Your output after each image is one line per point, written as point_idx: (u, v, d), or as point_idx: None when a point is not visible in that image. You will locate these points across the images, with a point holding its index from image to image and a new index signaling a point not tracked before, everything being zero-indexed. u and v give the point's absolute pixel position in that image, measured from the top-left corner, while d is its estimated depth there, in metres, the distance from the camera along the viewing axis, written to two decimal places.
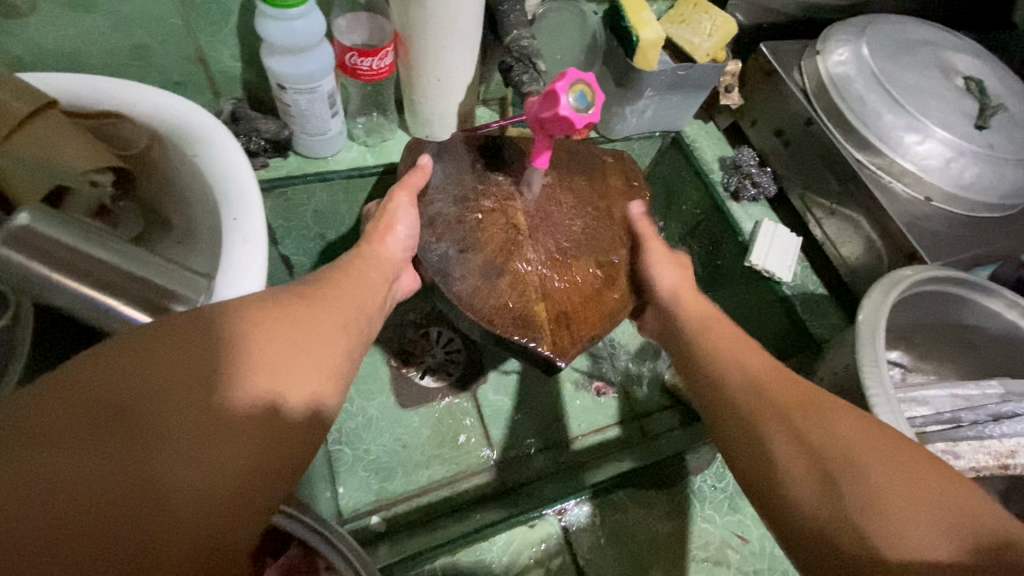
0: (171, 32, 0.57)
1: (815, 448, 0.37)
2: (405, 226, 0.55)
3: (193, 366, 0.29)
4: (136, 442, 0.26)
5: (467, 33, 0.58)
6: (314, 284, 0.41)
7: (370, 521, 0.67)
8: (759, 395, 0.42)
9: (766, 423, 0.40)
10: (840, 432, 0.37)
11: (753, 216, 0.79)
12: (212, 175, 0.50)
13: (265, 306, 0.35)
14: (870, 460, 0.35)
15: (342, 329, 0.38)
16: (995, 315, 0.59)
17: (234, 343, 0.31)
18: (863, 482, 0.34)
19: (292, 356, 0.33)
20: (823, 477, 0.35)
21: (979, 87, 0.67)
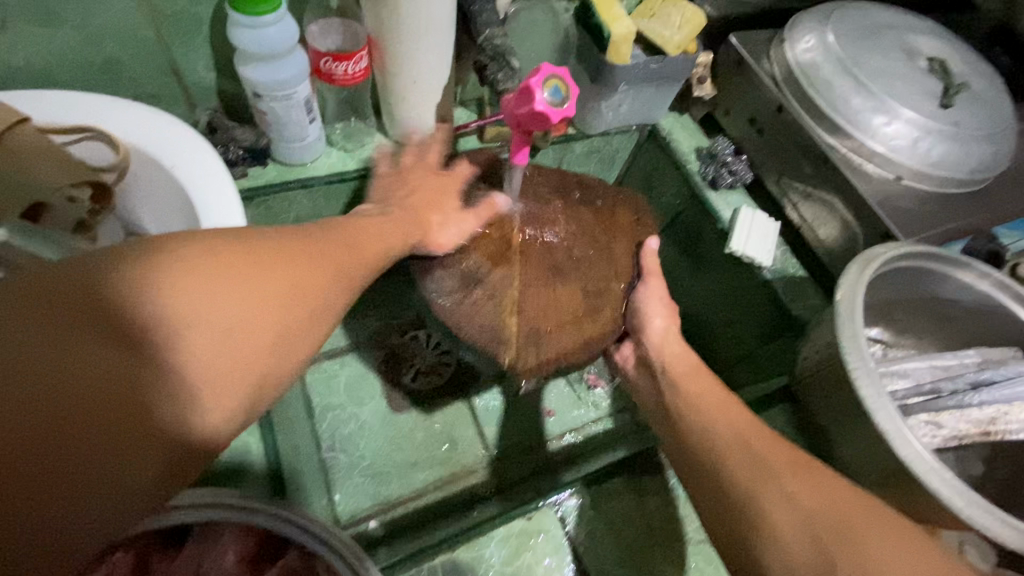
0: (143, 45, 0.57)
1: (801, 506, 0.40)
2: (453, 220, 0.61)
3: (197, 328, 0.30)
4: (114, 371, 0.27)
5: (439, 32, 0.58)
6: (298, 232, 0.39)
7: (366, 526, 0.66)
8: (745, 446, 0.47)
9: (762, 472, 0.44)
10: (821, 490, 0.41)
11: (732, 204, 0.79)
12: (189, 186, 0.50)
13: (239, 254, 0.33)
14: (851, 512, 0.39)
15: (321, 290, 0.37)
16: (969, 286, 0.61)
17: (194, 278, 0.31)
18: (848, 531, 0.37)
19: (264, 308, 0.33)
20: (811, 537, 0.38)
21: (942, 67, 0.69)
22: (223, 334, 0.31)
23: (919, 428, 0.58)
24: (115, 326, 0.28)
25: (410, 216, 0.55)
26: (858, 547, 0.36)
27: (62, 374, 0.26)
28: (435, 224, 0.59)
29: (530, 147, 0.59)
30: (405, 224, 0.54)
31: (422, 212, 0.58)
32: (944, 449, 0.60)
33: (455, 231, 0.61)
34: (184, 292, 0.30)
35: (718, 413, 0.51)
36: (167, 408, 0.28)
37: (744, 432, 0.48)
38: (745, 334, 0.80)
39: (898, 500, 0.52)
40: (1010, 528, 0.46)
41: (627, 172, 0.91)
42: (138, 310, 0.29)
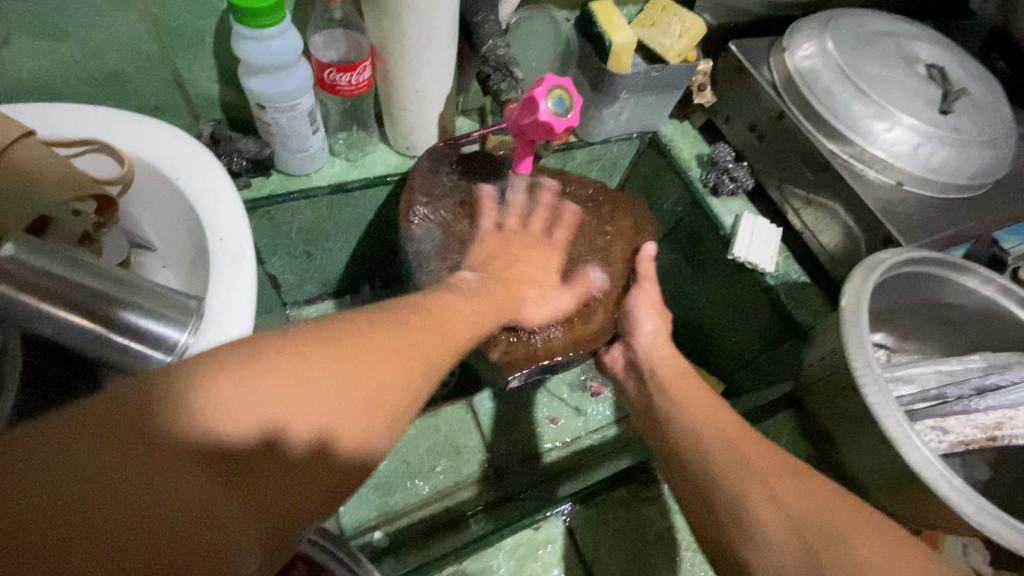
0: (147, 57, 0.57)
1: (794, 513, 0.40)
2: (555, 299, 0.61)
3: (257, 411, 0.30)
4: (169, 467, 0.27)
5: (442, 43, 0.59)
6: (381, 325, 0.38)
7: (372, 537, 0.66)
8: (729, 444, 0.47)
9: (756, 479, 0.43)
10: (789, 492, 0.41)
11: (734, 211, 0.79)
12: (194, 198, 0.50)
13: (306, 345, 0.33)
14: (833, 518, 0.39)
15: (407, 381, 0.37)
16: (972, 291, 0.61)
17: (286, 378, 0.31)
18: (836, 544, 0.37)
19: (332, 388, 0.33)
20: (804, 546, 0.38)
21: (941, 74, 0.69)
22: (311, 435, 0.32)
23: (926, 434, 0.57)
24: (173, 436, 0.28)
25: (504, 292, 0.54)
26: (846, 560, 0.36)
27: (172, 488, 0.27)
28: (530, 299, 0.59)
29: (534, 155, 0.59)
30: (503, 301, 0.54)
31: (518, 285, 0.57)
32: (950, 455, 0.60)
33: (552, 312, 0.60)
34: (243, 380, 0.30)
35: (706, 413, 0.52)
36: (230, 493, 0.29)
37: (736, 434, 0.48)
38: (749, 339, 0.80)
39: (905, 506, 0.52)
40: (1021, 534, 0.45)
41: (627, 179, 0.92)
42: (204, 413, 0.29)
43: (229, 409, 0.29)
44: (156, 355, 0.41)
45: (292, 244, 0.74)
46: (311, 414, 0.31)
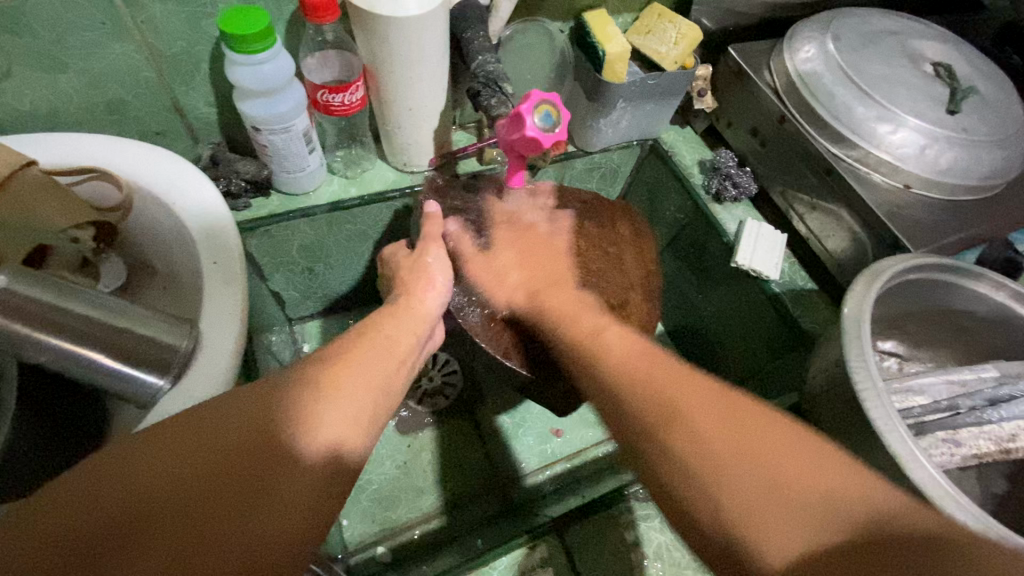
0: (145, 85, 0.58)
1: (661, 421, 0.37)
2: (442, 278, 0.56)
3: (241, 442, 0.33)
4: (166, 516, 0.29)
5: (432, 60, 0.59)
6: (326, 351, 0.42)
7: (376, 551, 0.67)
8: (633, 379, 0.41)
9: (631, 387, 0.41)
10: (702, 425, 0.36)
11: (737, 216, 0.78)
12: (190, 221, 0.51)
13: (273, 384, 0.37)
14: (697, 418, 0.36)
15: (348, 414, 0.38)
16: (984, 298, 0.59)
17: (234, 428, 0.33)
18: (693, 441, 0.35)
19: (300, 409, 0.36)
20: (668, 453, 0.36)
21: (948, 72, 0.67)
22: (258, 481, 0.32)
23: (935, 448, 0.56)
24: (164, 484, 0.30)
25: (408, 296, 0.53)
26: (698, 452, 0.35)
27: (183, 528, 0.29)
28: (419, 283, 0.54)
29: (525, 169, 0.59)
30: (407, 293, 0.53)
31: (409, 288, 0.54)
32: (962, 468, 0.58)
33: (443, 295, 0.55)
34: (221, 423, 0.33)
35: (619, 347, 0.45)
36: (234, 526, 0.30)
37: (642, 364, 0.42)
38: (756, 346, 0.78)
39: None
40: None
41: (630, 187, 0.91)
42: (188, 460, 0.31)
43: (172, 467, 0.31)
44: (152, 378, 0.43)
45: (294, 262, 0.75)
46: (255, 458, 0.33)
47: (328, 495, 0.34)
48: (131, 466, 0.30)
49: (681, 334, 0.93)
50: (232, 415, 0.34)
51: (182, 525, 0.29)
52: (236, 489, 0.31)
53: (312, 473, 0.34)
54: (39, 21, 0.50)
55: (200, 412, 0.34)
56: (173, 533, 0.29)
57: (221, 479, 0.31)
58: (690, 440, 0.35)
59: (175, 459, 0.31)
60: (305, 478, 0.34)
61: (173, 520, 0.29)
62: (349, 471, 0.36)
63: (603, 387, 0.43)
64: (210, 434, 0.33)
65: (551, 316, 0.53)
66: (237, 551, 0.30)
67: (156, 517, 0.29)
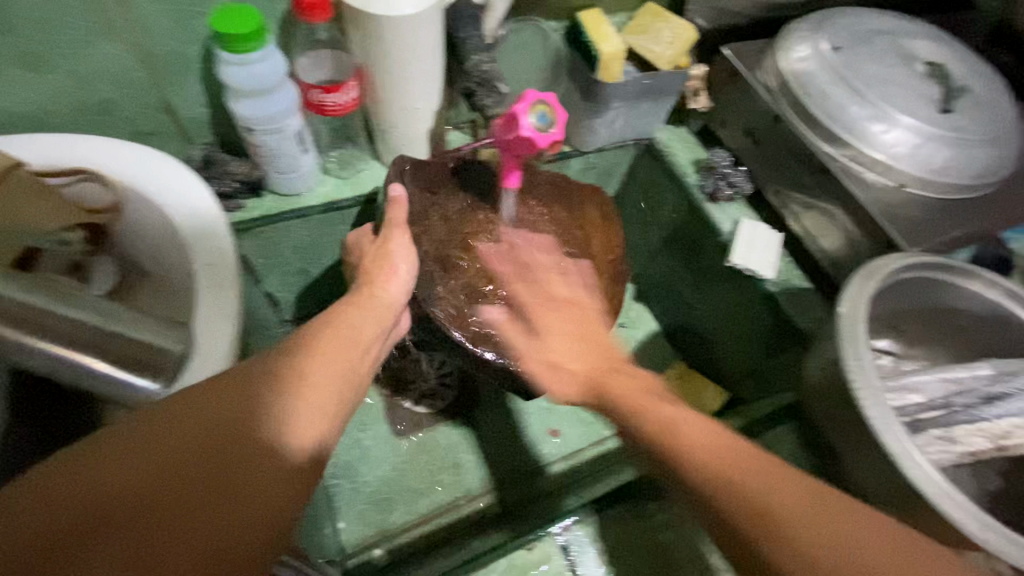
0: (136, 85, 0.58)
1: (778, 533, 0.34)
2: (404, 263, 0.55)
3: (193, 440, 0.32)
4: (118, 518, 0.29)
5: (427, 60, 0.59)
6: (287, 341, 0.41)
7: (372, 554, 0.65)
8: (731, 489, 0.37)
9: (723, 484, 0.37)
10: (825, 540, 0.33)
11: (731, 216, 0.77)
12: (182, 222, 0.51)
13: (227, 376, 0.36)
14: (817, 531, 0.34)
15: (310, 405, 0.37)
16: (978, 295, 0.60)
17: (185, 426, 0.33)
18: (808, 556, 0.33)
19: (256, 402, 0.35)
20: (798, 573, 0.33)
21: (941, 72, 0.68)
22: (224, 474, 0.32)
23: (930, 446, 0.57)
24: (115, 487, 0.30)
25: (368, 285, 0.52)
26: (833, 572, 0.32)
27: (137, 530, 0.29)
28: (380, 273, 0.53)
29: (521, 169, 0.58)
30: (369, 283, 0.52)
31: (370, 279, 0.53)
32: (957, 466, 0.59)
33: (407, 282, 0.55)
34: (171, 422, 0.33)
35: (699, 440, 0.40)
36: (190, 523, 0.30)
37: (735, 464, 0.38)
38: (752, 344, 0.78)
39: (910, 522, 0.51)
40: None
41: (625, 187, 0.91)
42: (139, 461, 0.31)
43: (135, 466, 0.31)
44: (145, 382, 0.42)
45: (289, 263, 0.75)
46: (212, 453, 0.32)
47: (297, 482, 0.34)
48: (91, 467, 0.30)
49: (680, 333, 0.93)
50: (184, 412, 0.33)
51: (136, 526, 0.29)
52: (202, 484, 0.31)
53: (271, 466, 0.34)
54: (26, 20, 0.49)
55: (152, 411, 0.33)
56: (139, 530, 0.29)
57: (186, 474, 0.31)
58: (822, 557, 0.33)
59: (126, 461, 0.31)
60: (272, 467, 0.33)
61: (126, 523, 0.29)
62: (313, 458, 0.36)
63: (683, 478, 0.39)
64: (161, 433, 0.32)
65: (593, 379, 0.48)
66: (206, 543, 0.30)
67: (108, 521, 0.29)
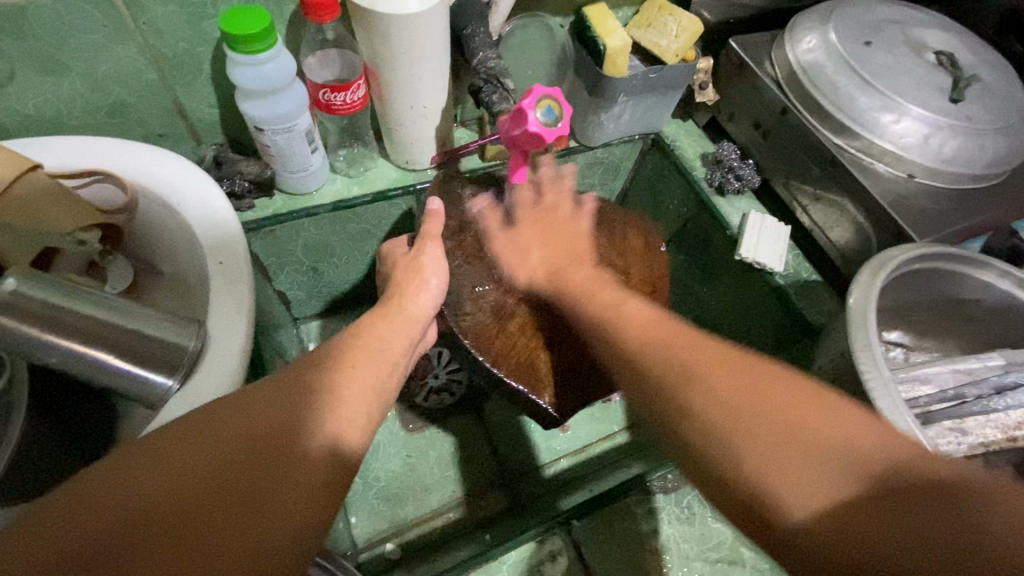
0: (148, 87, 0.59)
1: (678, 364, 0.38)
2: (435, 277, 0.56)
3: (234, 445, 0.33)
4: (165, 520, 0.29)
5: (434, 58, 0.59)
6: (320, 351, 0.43)
7: (385, 548, 0.69)
8: (649, 344, 0.41)
9: (654, 338, 0.41)
10: (719, 381, 0.35)
11: (741, 209, 0.78)
12: (195, 221, 0.52)
13: (266, 385, 0.37)
14: (707, 367, 0.36)
15: (347, 412, 0.38)
16: (990, 286, 0.59)
17: (229, 433, 0.34)
18: (688, 385, 0.36)
19: (296, 408, 0.36)
20: (679, 398, 0.36)
21: (951, 60, 0.67)
22: (267, 480, 0.33)
23: (942, 436, 0.56)
24: (162, 488, 0.30)
25: (396, 296, 0.52)
26: (702, 396, 0.35)
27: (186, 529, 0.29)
28: (409, 283, 0.54)
29: (528, 165, 0.59)
30: (394, 294, 0.53)
31: (399, 290, 0.53)
32: (969, 458, 0.58)
33: (438, 296, 0.55)
34: (214, 428, 0.34)
35: (643, 321, 0.44)
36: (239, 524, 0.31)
37: (675, 339, 0.40)
38: (761, 339, 0.78)
39: None
40: None
41: (631, 183, 0.92)
42: (185, 464, 0.31)
43: (170, 474, 0.31)
44: (161, 379, 0.43)
45: (299, 262, 0.75)
46: (255, 454, 0.33)
47: (331, 493, 0.35)
48: (137, 472, 0.31)
49: None
50: (226, 421, 0.34)
51: (184, 527, 0.29)
52: (243, 489, 0.32)
53: (314, 469, 0.34)
54: (40, 25, 0.50)
55: (192, 419, 0.34)
56: (171, 538, 0.29)
57: (219, 482, 0.31)
58: (712, 381, 0.35)
59: (173, 464, 0.31)
60: (302, 480, 0.34)
61: (175, 523, 0.29)
62: (350, 463, 0.37)
63: (615, 345, 0.43)
64: (205, 438, 0.33)
65: (565, 294, 0.52)
66: (236, 554, 0.30)
67: (155, 522, 0.29)
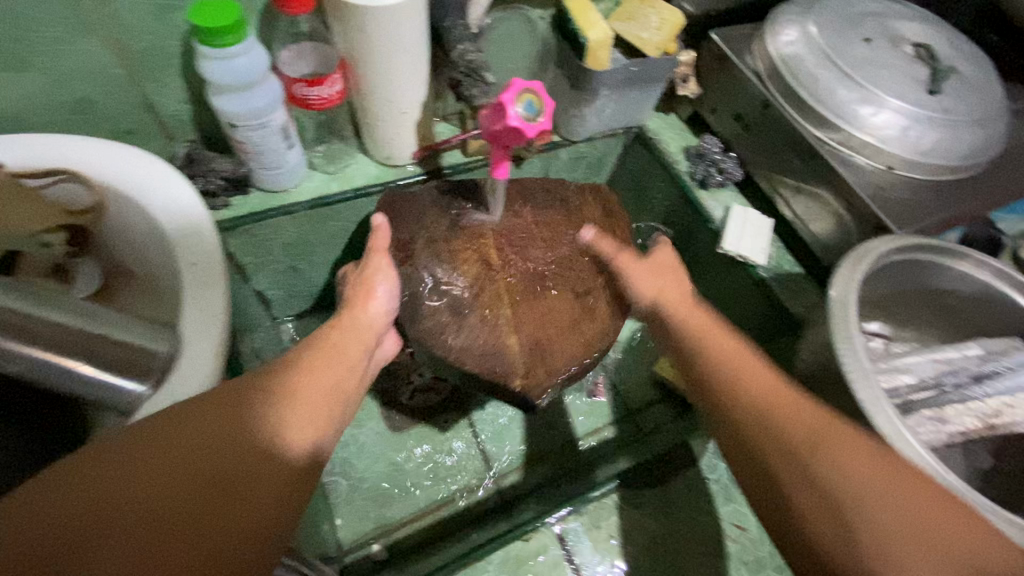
0: (115, 82, 0.57)
1: (814, 433, 0.41)
2: (386, 288, 0.55)
3: (196, 449, 0.33)
4: (131, 527, 0.30)
5: (411, 51, 0.58)
6: (286, 354, 0.43)
7: (371, 549, 0.68)
8: (772, 407, 0.43)
9: (767, 395, 0.44)
10: (851, 460, 0.39)
11: (724, 202, 0.78)
12: (167, 220, 0.50)
13: (230, 390, 0.37)
14: (832, 448, 0.40)
15: (312, 415, 0.39)
16: (968, 276, 0.60)
17: (191, 437, 0.34)
18: (823, 455, 0.39)
19: (259, 413, 0.36)
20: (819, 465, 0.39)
21: (928, 53, 0.68)
22: (233, 485, 0.33)
23: (921, 426, 0.57)
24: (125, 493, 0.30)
25: (353, 306, 0.51)
26: (834, 471, 0.39)
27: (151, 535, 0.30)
28: (360, 293, 0.53)
29: (510, 160, 0.58)
30: (353, 301, 0.52)
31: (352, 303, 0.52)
32: (948, 446, 0.59)
33: (388, 304, 0.55)
34: (175, 433, 0.34)
35: (761, 378, 0.45)
36: (204, 530, 0.31)
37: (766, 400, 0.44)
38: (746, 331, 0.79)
39: None
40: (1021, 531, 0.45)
41: (615, 175, 0.91)
42: (148, 468, 0.32)
43: (127, 486, 0.31)
44: (134, 385, 0.42)
45: (278, 260, 0.74)
46: (218, 460, 0.33)
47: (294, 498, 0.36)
48: (95, 477, 0.30)
49: None
50: (187, 424, 0.34)
51: (149, 535, 0.30)
52: (207, 494, 0.32)
53: (279, 474, 0.35)
54: None
55: (155, 422, 0.34)
56: (144, 541, 0.30)
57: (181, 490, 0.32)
58: (850, 460, 0.39)
59: (140, 467, 0.31)
60: (265, 481, 0.34)
61: (141, 530, 0.30)
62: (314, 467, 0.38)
63: (738, 400, 0.44)
64: (168, 442, 0.33)
65: (692, 328, 0.50)
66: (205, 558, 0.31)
67: (119, 529, 0.29)
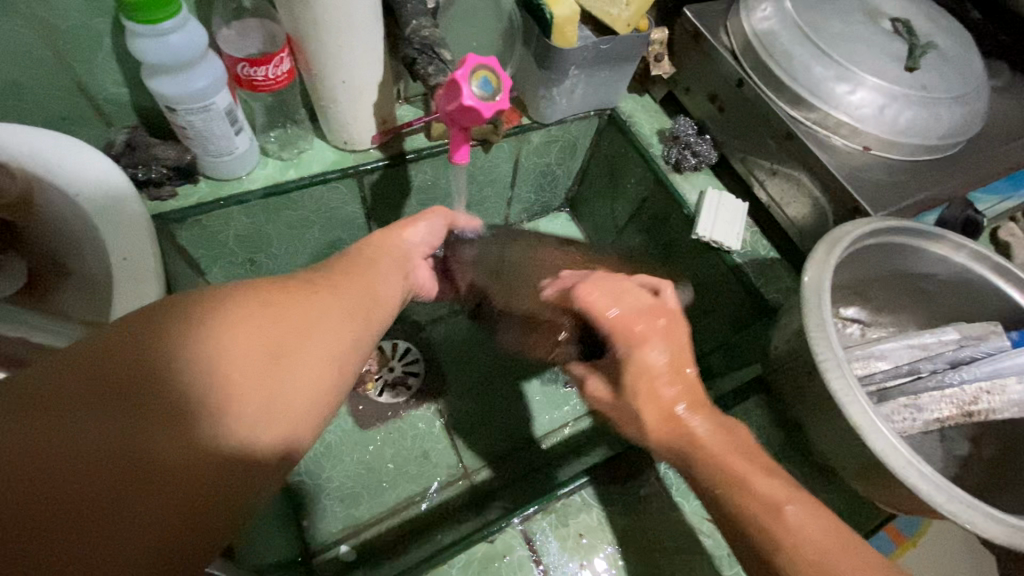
0: (41, 65, 0.53)
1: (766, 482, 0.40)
2: (425, 229, 0.58)
3: (205, 366, 0.29)
4: (119, 432, 0.26)
5: (363, 28, 0.54)
6: (315, 279, 0.40)
7: (338, 550, 0.64)
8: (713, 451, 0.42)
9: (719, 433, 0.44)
10: (805, 518, 0.38)
11: (697, 186, 0.75)
12: (99, 220, 0.47)
13: (260, 303, 0.34)
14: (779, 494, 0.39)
15: (325, 363, 0.35)
16: (943, 259, 0.58)
17: (199, 353, 0.30)
18: (763, 501, 0.39)
19: (272, 348, 0.32)
20: (768, 506, 0.38)
21: (906, 28, 0.65)
22: (228, 425, 0.29)
23: (896, 414, 0.55)
24: (119, 393, 0.27)
25: (371, 252, 0.49)
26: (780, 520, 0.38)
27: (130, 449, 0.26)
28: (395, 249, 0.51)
29: (470, 143, 0.55)
30: (378, 251, 0.50)
31: (371, 255, 0.49)
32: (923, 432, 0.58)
33: (423, 240, 0.57)
34: (187, 340, 0.29)
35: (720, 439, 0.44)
36: (183, 461, 0.27)
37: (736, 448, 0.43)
38: (720, 319, 0.77)
39: (875, 491, 0.50)
40: (995, 521, 0.43)
41: (591, 158, 0.88)
42: (150, 371, 0.28)
43: (104, 399, 0.26)
44: None
45: (234, 254, 0.69)
46: (218, 396, 0.29)
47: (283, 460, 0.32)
48: (89, 370, 0.27)
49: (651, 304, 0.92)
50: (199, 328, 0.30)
51: (122, 459, 0.25)
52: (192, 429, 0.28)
53: (283, 422, 0.31)
54: None
55: (177, 319, 0.30)
56: (117, 464, 0.25)
57: (134, 430, 0.26)
58: (807, 516, 0.38)
59: (147, 370, 0.28)
60: (236, 442, 0.29)
61: (114, 450, 0.25)
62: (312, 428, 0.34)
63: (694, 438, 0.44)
64: (177, 347, 0.29)
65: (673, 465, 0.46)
66: (155, 516, 0.25)
67: (96, 437, 0.25)
